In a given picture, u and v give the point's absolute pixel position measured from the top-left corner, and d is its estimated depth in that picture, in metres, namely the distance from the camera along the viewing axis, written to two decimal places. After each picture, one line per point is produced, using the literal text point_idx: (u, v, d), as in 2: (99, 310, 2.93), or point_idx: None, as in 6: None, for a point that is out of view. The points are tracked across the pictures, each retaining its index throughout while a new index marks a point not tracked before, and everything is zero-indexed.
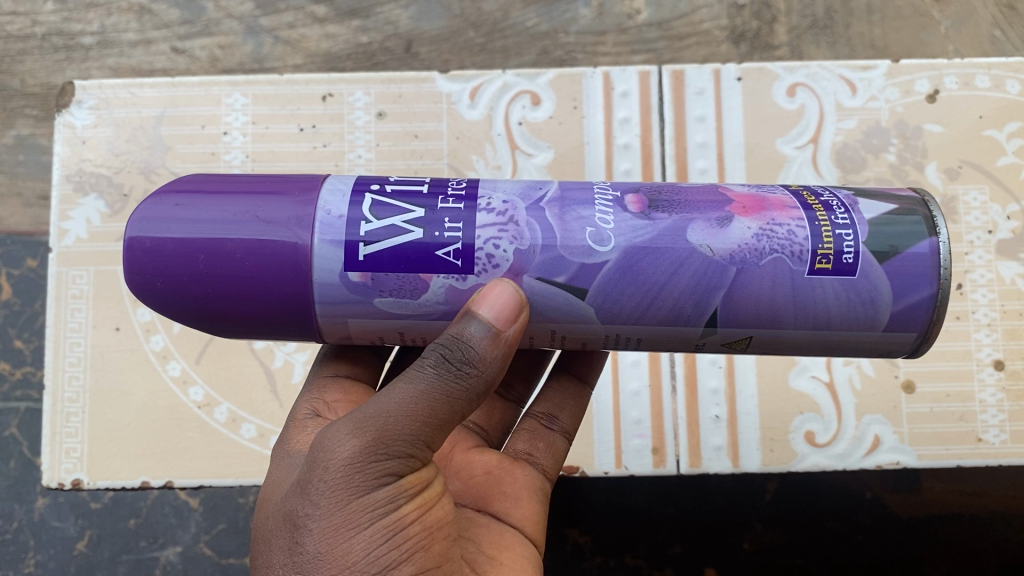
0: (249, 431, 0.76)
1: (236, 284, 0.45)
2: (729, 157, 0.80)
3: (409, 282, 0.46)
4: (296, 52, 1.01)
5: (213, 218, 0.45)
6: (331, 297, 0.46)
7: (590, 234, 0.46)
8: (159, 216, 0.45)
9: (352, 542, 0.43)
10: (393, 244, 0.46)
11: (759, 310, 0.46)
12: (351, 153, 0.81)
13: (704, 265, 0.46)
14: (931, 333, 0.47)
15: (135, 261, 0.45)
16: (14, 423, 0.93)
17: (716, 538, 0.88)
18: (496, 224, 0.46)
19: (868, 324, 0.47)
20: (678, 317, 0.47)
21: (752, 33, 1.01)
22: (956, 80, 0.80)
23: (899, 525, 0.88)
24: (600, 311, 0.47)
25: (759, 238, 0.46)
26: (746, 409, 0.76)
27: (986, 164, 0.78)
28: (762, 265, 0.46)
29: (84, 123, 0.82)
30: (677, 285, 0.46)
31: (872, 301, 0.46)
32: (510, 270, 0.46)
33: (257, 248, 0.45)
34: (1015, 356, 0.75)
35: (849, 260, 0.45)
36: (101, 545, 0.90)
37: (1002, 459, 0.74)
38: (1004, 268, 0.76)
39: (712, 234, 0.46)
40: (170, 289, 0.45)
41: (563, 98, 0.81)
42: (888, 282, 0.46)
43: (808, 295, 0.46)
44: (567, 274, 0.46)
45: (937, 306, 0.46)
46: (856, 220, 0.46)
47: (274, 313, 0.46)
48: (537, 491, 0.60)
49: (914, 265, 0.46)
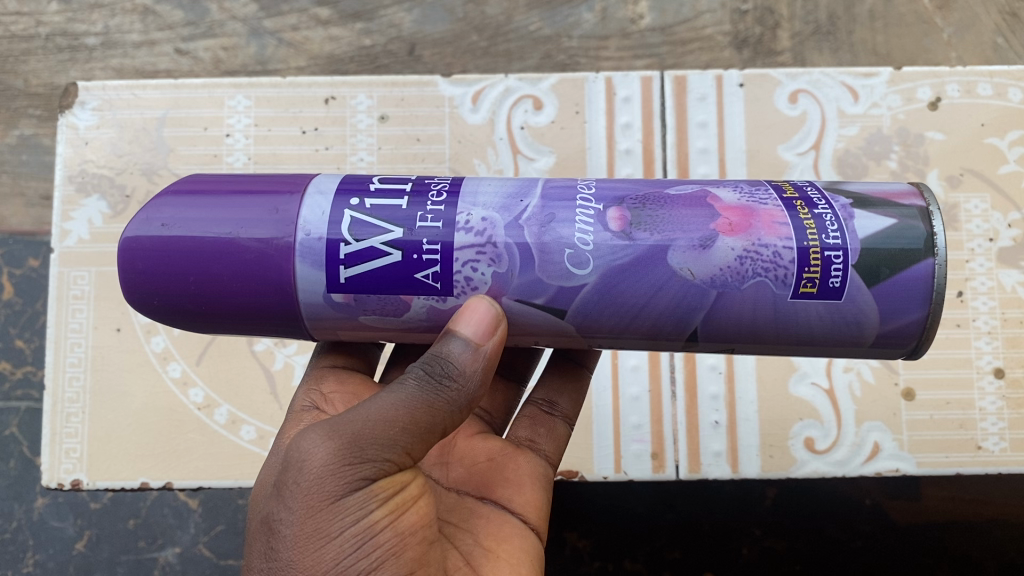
0: (248, 433, 0.76)
1: (228, 302, 0.46)
2: (730, 164, 0.80)
3: (390, 302, 0.46)
4: (300, 54, 1.02)
5: (199, 237, 0.45)
6: (319, 314, 0.47)
7: (568, 256, 0.46)
8: (147, 237, 0.45)
9: (324, 548, 0.43)
10: (372, 267, 0.45)
11: (740, 328, 0.47)
12: (353, 157, 0.81)
13: (684, 288, 0.46)
14: (921, 348, 0.47)
15: (131, 283, 0.46)
16: (15, 423, 0.93)
17: (715, 544, 0.88)
18: (474, 246, 0.46)
19: (854, 341, 0.47)
20: (658, 333, 0.48)
21: (754, 39, 1.02)
22: (959, 88, 0.81)
23: (899, 532, 0.88)
24: (580, 327, 0.48)
25: (742, 260, 0.45)
26: (746, 415, 0.76)
27: (987, 172, 0.79)
28: (744, 288, 0.45)
29: (87, 124, 0.82)
30: (657, 307, 0.46)
31: (858, 322, 0.46)
32: (490, 291, 0.46)
33: (244, 270, 0.45)
34: (1015, 364, 0.75)
35: (835, 284, 0.45)
36: (100, 546, 0.90)
37: (1002, 466, 0.74)
38: (1004, 276, 0.76)
39: (694, 256, 0.45)
40: (166, 308, 0.46)
41: (566, 103, 0.81)
42: (876, 306, 0.45)
43: (791, 316, 0.46)
44: (546, 296, 0.46)
45: (927, 326, 0.46)
46: (848, 239, 0.45)
47: (270, 325, 0.47)
48: (540, 478, 0.60)
49: (905, 287, 0.45)
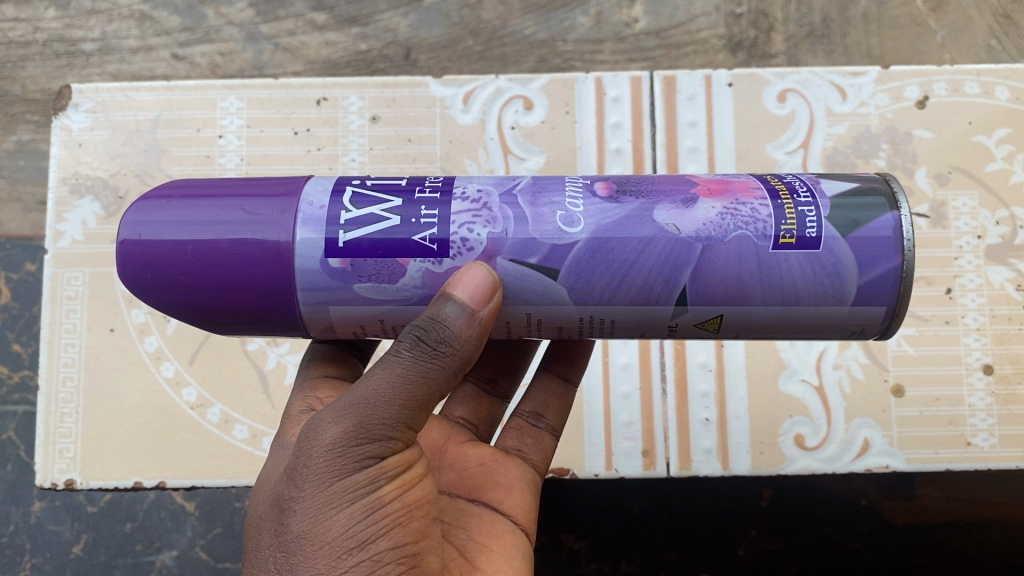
0: (241, 432, 0.76)
1: (222, 272, 0.45)
2: (720, 162, 0.80)
3: (387, 267, 0.46)
4: (296, 59, 1.03)
5: (201, 211, 0.46)
6: (313, 284, 0.46)
7: (560, 217, 0.47)
8: (150, 211, 0.46)
9: (334, 519, 0.44)
10: (371, 231, 0.47)
11: (727, 287, 0.47)
12: (345, 157, 0.81)
13: (671, 243, 0.47)
14: (901, 307, 0.47)
15: (127, 254, 0.45)
16: (12, 426, 0.95)
17: (712, 544, 0.89)
18: (471, 210, 0.47)
19: (836, 299, 0.47)
20: (648, 296, 0.47)
21: (748, 42, 1.03)
22: (946, 86, 0.81)
23: (895, 533, 0.90)
24: (573, 292, 0.47)
25: (723, 216, 0.47)
26: (736, 412, 0.76)
27: (976, 170, 0.79)
28: (727, 241, 0.46)
29: (81, 126, 0.83)
30: (645, 264, 0.46)
31: (838, 273, 0.46)
32: (484, 253, 0.47)
33: (242, 238, 0.45)
34: (1004, 360, 0.75)
35: (812, 234, 0.46)
36: (97, 549, 0.92)
37: (991, 462, 0.74)
38: (993, 273, 0.77)
39: (677, 213, 0.47)
40: (159, 280, 0.46)
41: (555, 103, 0.82)
42: (852, 254, 0.46)
43: (774, 269, 0.46)
44: (539, 255, 0.47)
45: (903, 278, 0.46)
46: (819, 199, 0.47)
47: (258, 302, 0.46)
48: (529, 483, 0.61)
49: (877, 239, 0.46)
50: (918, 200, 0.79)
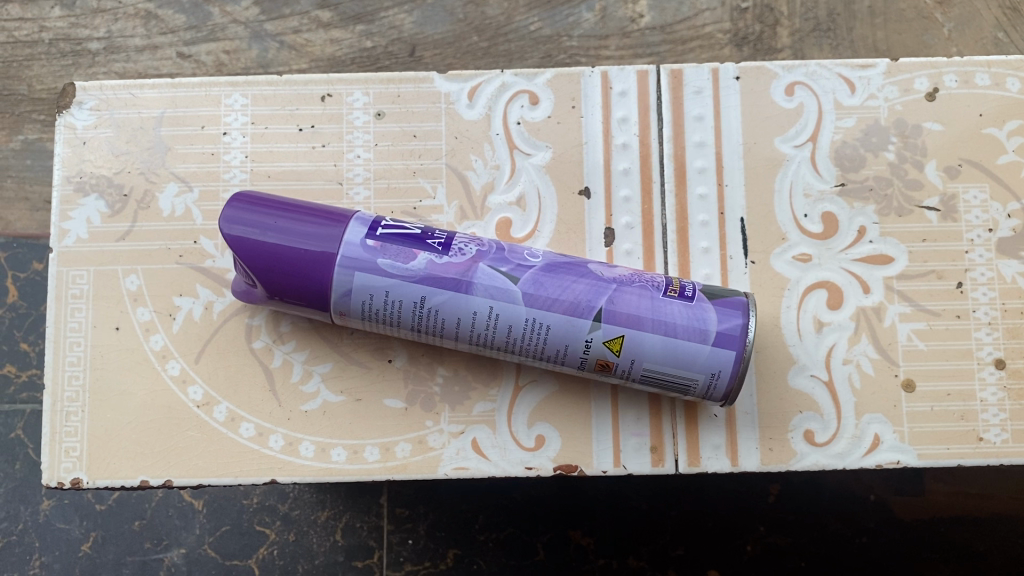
0: (247, 430, 0.76)
1: (296, 238, 0.65)
2: (727, 157, 0.79)
3: (405, 252, 0.65)
4: (302, 57, 1.03)
5: (296, 204, 0.67)
6: (352, 253, 0.65)
7: (529, 254, 0.68)
8: (261, 197, 0.67)
9: None
10: (400, 232, 0.67)
11: (628, 314, 0.65)
12: (349, 154, 0.81)
13: (597, 280, 0.66)
14: (745, 355, 0.64)
15: (235, 213, 0.65)
16: (20, 425, 1.00)
17: (720, 540, 0.96)
18: (469, 238, 0.68)
19: (702, 337, 0.64)
20: (576, 307, 0.65)
21: (754, 36, 1.02)
22: (956, 78, 0.80)
23: (904, 528, 0.96)
24: (526, 295, 0.65)
25: (632, 274, 0.68)
26: (745, 408, 0.75)
27: (986, 162, 0.78)
28: (632, 285, 0.66)
29: (85, 124, 0.82)
30: (578, 286, 0.66)
31: (705, 320, 0.65)
32: (471, 259, 0.66)
33: (317, 224, 0.66)
34: (1016, 355, 0.75)
35: (689, 293, 0.66)
36: (106, 547, 0.98)
37: (1002, 457, 0.73)
38: (1004, 267, 0.76)
39: (604, 267, 0.68)
40: (251, 233, 0.65)
41: (561, 98, 0.81)
42: (715, 310, 0.65)
43: (661, 309, 0.65)
44: (508, 267, 0.66)
45: (748, 334, 0.65)
46: (694, 281, 0.69)
47: (309, 262, 0.65)
48: None
49: (732, 304, 0.66)
50: (929, 193, 0.78)
